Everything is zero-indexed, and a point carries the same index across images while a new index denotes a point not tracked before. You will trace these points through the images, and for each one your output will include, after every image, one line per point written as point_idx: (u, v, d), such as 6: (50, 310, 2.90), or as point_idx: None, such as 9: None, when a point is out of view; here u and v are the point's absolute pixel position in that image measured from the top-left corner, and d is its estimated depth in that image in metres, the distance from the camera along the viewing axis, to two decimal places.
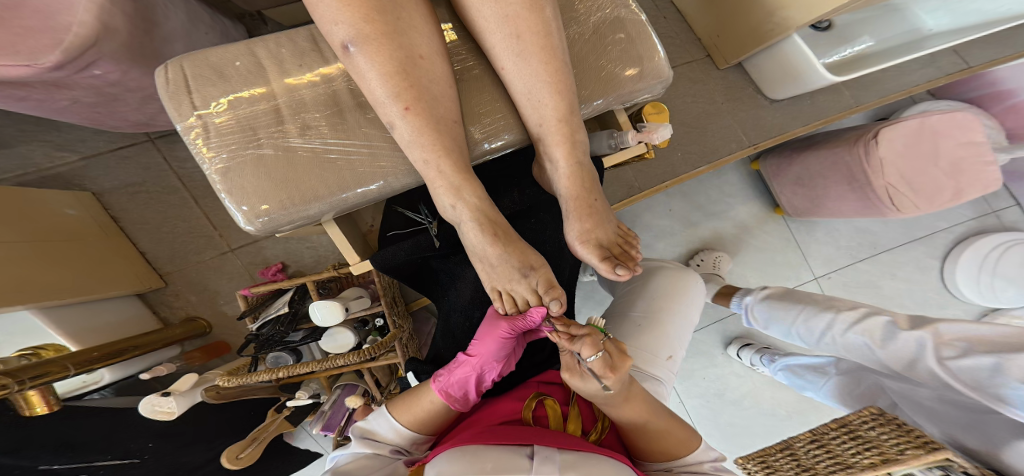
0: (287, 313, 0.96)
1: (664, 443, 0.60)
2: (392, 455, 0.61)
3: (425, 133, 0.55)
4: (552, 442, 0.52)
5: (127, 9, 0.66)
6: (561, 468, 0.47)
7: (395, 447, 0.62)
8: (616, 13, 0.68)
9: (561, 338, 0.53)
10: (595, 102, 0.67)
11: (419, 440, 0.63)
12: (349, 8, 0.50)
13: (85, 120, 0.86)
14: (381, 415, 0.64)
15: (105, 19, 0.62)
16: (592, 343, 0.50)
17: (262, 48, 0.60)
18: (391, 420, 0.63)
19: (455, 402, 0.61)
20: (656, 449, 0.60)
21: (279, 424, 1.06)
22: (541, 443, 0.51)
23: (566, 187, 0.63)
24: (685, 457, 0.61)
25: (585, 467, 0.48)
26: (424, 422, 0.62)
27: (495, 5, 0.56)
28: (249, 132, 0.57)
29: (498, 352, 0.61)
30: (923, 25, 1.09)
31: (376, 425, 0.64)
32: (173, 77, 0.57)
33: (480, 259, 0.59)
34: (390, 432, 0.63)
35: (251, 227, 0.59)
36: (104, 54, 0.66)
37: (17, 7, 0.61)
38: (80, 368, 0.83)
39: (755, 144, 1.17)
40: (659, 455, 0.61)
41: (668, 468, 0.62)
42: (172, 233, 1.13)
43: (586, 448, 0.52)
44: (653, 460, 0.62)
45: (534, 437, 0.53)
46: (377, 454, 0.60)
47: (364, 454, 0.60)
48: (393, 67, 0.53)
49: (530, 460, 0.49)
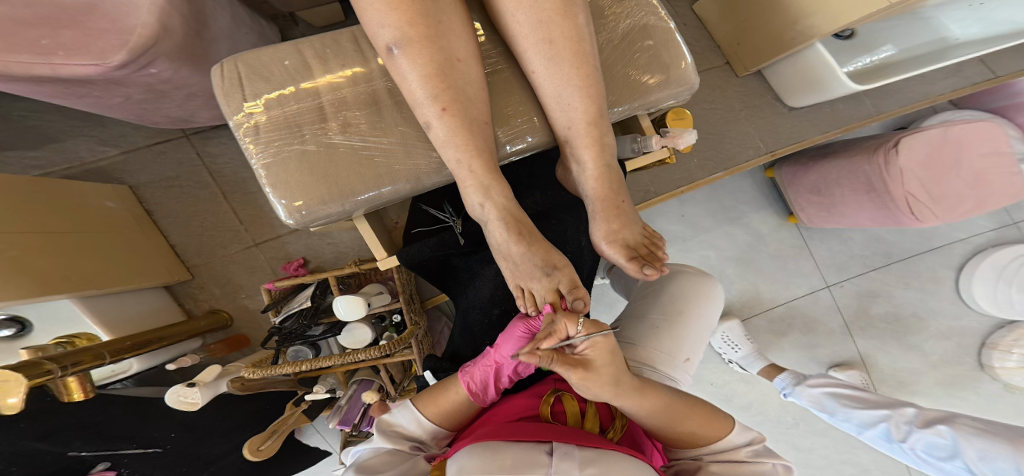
0: (309, 307, 1.01)
1: (687, 430, 0.60)
2: (412, 450, 0.62)
3: (459, 133, 0.57)
4: (569, 438, 0.54)
5: (183, 10, 0.69)
6: (580, 465, 0.48)
7: (414, 443, 0.64)
8: (644, 20, 0.70)
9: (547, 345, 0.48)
10: (621, 107, 0.69)
11: (440, 434, 0.65)
12: (395, 12, 0.53)
13: (132, 117, 0.90)
14: (406, 408, 0.66)
15: (164, 21, 0.65)
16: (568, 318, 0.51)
17: (309, 48, 0.62)
18: (415, 411, 0.65)
19: (477, 395, 0.63)
20: (678, 437, 0.61)
21: (298, 417, 1.11)
22: (560, 440, 0.53)
23: (593, 188, 0.64)
24: (716, 443, 0.61)
25: (605, 465, 0.49)
26: (446, 415, 0.65)
27: (531, 10, 0.58)
28: (295, 128, 0.60)
29: (515, 351, 0.60)
30: (950, 34, 1.10)
31: (400, 418, 0.65)
32: (228, 75, 0.60)
33: (504, 256, 0.61)
34: (413, 424, 0.64)
35: (291, 220, 0.61)
36: (160, 55, 0.68)
37: (90, 9, 0.64)
38: (115, 355, 0.86)
39: (771, 151, 1.19)
40: (685, 441, 0.61)
41: (695, 455, 0.62)
42: (201, 227, 1.17)
43: (604, 444, 0.54)
44: (681, 447, 0.63)
45: (552, 433, 0.54)
46: (397, 450, 0.61)
47: (385, 450, 0.61)
48: (433, 69, 0.55)
49: (549, 457, 0.50)
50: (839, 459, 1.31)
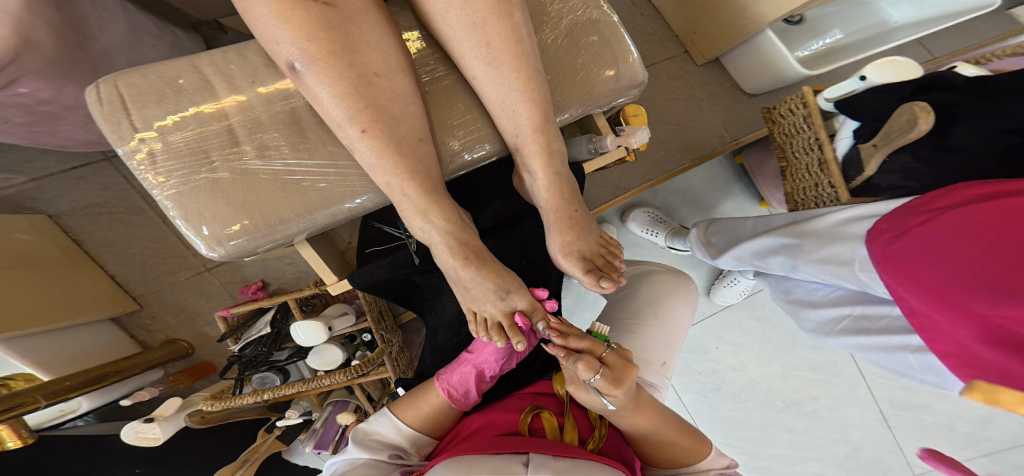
0: (269, 333, 0.96)
1: (672, 448, 0.58)
2: (391, 459, 0.58)
3: (385, 154, 0.52)
4: (548, 448, 0.51)
5: (52, 21, 0.63)
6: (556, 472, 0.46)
7: (394, 451, 0.60)
8: (588, 14, 0.66)
9: (558, 352, 0.52)
10: (571, 107, 0.65)
11: (420, 442, 0.61)
12: (292, 25, 0.47)
13: (27, 140, 0.81)
14: (383, 415, 0.62)
15: (26, 33, 0.59)
16: (589, 367, 0.49)
17: (207, 64, 0.56)
18: (392, 418, 0.62)
19: (456, 400, 0.61)
20: (659, 453, 0.59)
21: (271, 445, 1.04)
22: (537, 450, 0.50)
23: (546, 198, 0.60)
24: (699, 463, 0.59)
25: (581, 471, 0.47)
26: (426, 420, 0.61)
27: (460, 12, 0.53)
28: (201, 154, 0.54)
29: (495, 354, 0.61)
30: (888, 18, 1.09)
31: (378, 426, 0.62)
32: (106, 98, 0.53)
33: (454, 282, 0.58)
34: (392, 431, 0.61)
35: (215, 253, 0.56)
36: (28, 71, 0.63)
37: None
38: (50, 398, 0.80)
39: (735, 139, 1.18)
40: (665, 460, 0.59)
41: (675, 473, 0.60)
42: (142, 254, 1.09)
43: (584, 455, 0.51)
44: (659, 465, 0.61)
45: (529, 444, 0.51)
46: (376, 460, 0.57)
47: (362, 461, 0.57)
48: (346, 88, 0.49)
49: (525, 466, 0.48)
50: (831, 438, 1.29)
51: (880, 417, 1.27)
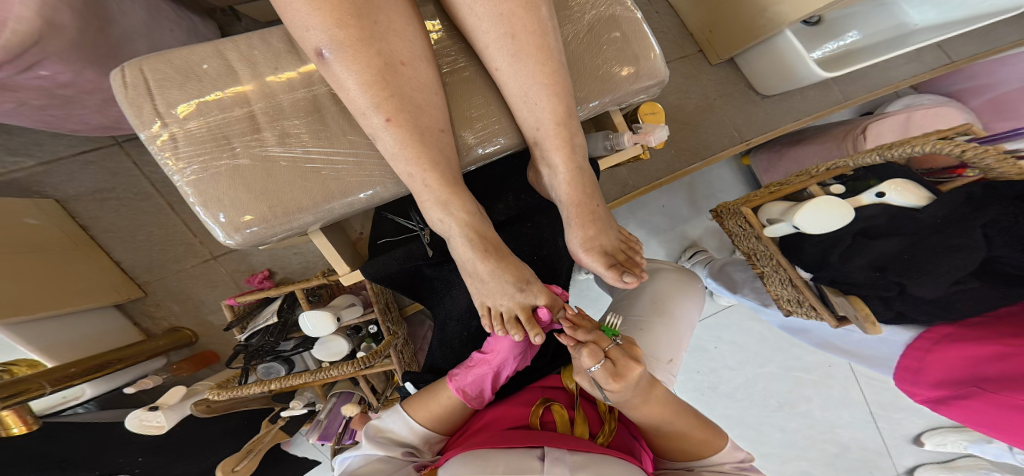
0: (276, 323, 0.95)
1: (685, 440, 0.58)
2: (405, 457, 0.59)
3: (408, 145, 0.52)
4: (562, 442, 0.51)
5: (72, 2, 0.61)
6: (572, 468, 0.46)
7: (406, 448, 0.60)
8: (610, 10, 0.66)
9: (568, 342, 0.52)
10: (592, 103, 0.65)
11: (432, 439, 0.62)
12: (322, 11, 0.46)
13: (40, 124, 0.81)
14: (396, 413, 0.62)
15: (47, 15, 0.58)
16: (593, 353, 0.49)
17: (232, 49, 0.56)
18: (405, 416, 0.61)
19: (472, 400, 0.61)
20: (673, 446, 0.59)
21: (275, 435, 1.06)
22: (552, 444, 0.50)
23: (567, 193, 0.60)
24: (710, 457, 0.59)
25: (597, 467, 0.47)
26: (437, 419, 0.61)
27: (488, 3, 0.53)
28: (222, 140, 0.54)
29: (512, 350, 0.59)
30: (908, 20, 1.08)
31: (390, 423, 0.62)
32: (131, 82, 0.53)
33: (470, 274, 0.57)
34: (404, 429, 0.61)
35: (232, 240, 0.56)
36: (49, 54, 0.62)
37: None
38: (56, 385, 0.79)
39: (746, 139, 1.18)
40: (678, 453, 0.60)
41: (687, 466, 0.60)
42: (149, 240, 1.08)
43: (599, 448, 0.51)
44: (674, 458, 0.61)
45: (543, 438, 0.52)
46: (390, 457, 0.58)
47: (376, 458, 0.58)
48: (372, 75, 0.49)
49: (541, 461, 0.48)
50: (821, 438, 1.31)
51: (870, 418, 1.29)
